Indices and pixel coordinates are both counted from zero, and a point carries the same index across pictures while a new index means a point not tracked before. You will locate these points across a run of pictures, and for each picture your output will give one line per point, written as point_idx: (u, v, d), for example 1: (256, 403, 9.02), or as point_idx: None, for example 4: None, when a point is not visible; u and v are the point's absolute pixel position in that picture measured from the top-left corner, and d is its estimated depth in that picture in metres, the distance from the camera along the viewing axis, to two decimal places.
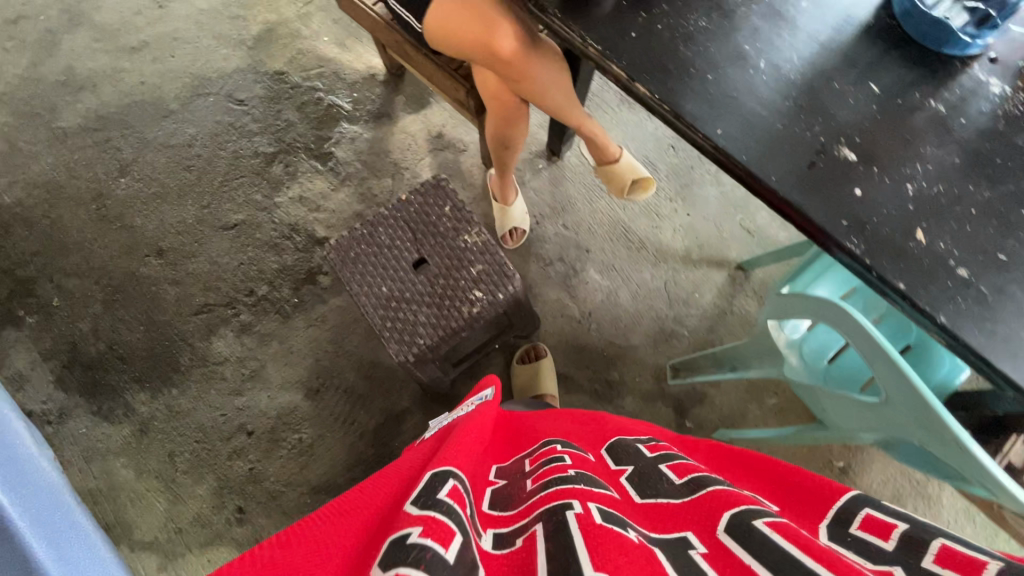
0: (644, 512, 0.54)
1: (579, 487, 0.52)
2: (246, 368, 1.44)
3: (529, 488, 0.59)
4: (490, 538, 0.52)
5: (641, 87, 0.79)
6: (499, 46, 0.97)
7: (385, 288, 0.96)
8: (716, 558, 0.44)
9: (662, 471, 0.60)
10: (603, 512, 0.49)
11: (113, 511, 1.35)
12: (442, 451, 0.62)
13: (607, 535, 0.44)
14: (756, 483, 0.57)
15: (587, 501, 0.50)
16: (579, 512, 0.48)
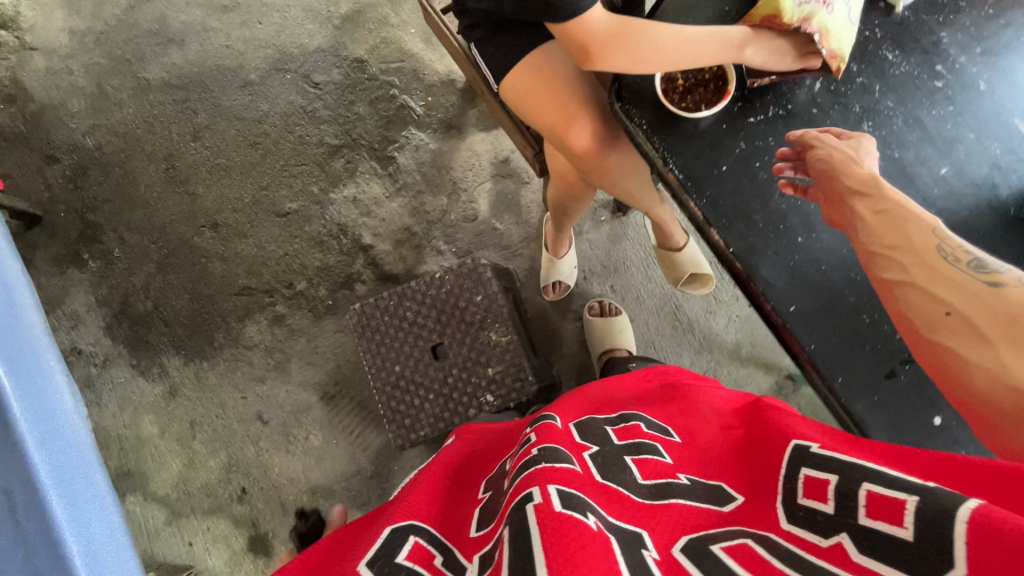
0: (603, 492, 0.57)
1: (547, 468, 0.55)
2: (272, 357, 1.49)
3: (504, 488, 0.60)
4: (474, 565, 0.53)
5: (715, 235, 0.77)
6: (572, 141, 0.89)
7: (397, 369, 0.94)
8: (670, 566, 0.49)
9: (628, 465, 0.63)
10: (561, 494, 0.52)
11: (134, 460, 1.47)
12: (409, 499, 0.64)
13: (567, 523, 0.48)
14: (723, 472, 0.62)
15: (547, 485, 0.52)
16: (539, 502, 0.50)
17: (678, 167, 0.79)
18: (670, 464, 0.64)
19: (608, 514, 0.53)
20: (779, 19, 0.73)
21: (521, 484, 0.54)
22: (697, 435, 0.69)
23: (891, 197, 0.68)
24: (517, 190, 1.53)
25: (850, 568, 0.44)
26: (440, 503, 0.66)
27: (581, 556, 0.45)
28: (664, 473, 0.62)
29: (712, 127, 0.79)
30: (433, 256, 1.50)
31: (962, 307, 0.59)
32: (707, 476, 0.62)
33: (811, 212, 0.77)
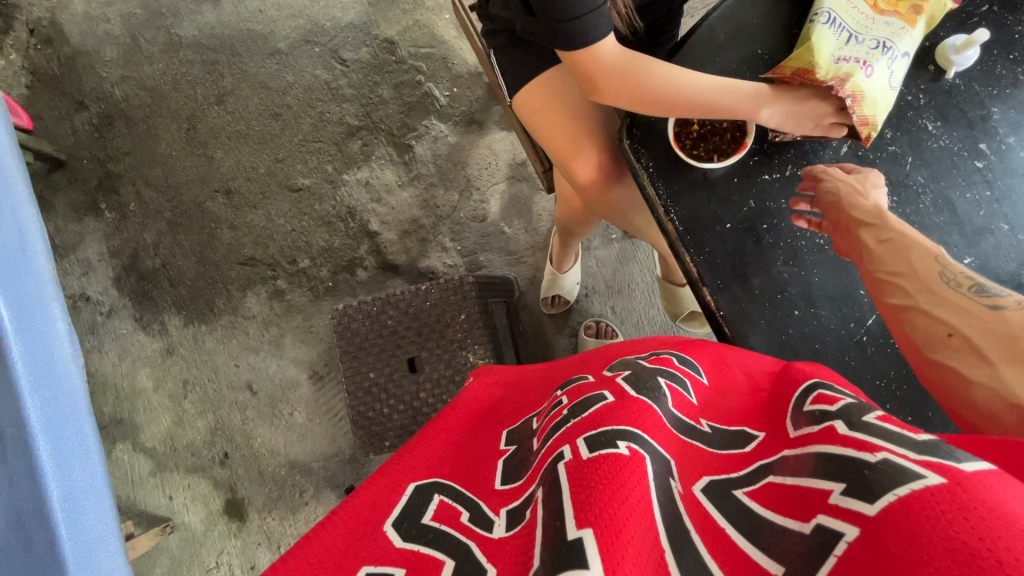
0: (630, 407, 0.52)
1: (589, 418, 0.52)
2: (268, 330, 1.51)
3: (535, 447, 0.57)
4: (502, 521, 0.49)
5: (708, 295, 0.73)
6: (576, 172, 0.86)
7: (371, 376, 0.93)
8: (696, 508, 0.45)
9: (659, 382, 0.58)
10: (601, 438, 0.48)
11: (127, 410, 1.52)
12: (430, 461, 0.60)
13: (597, 472, 0.44)
14: (747, 418, 0.57)
15: (577, 441, 0.49)
16: (568, 460, 0.47)
17: (680, 219, 0.74)
18: (695, 405, 0.59)
19: (654, 440, 0.49)
20: (812, 74, 0.70)
21: (551, 449, 0.51)
22: (727, 382, 0.63)
23: (896, 227, 0.66)
24: (530, 195, 1.50)
25: (846, 442, 0.43)
26: (467, 458, 0.62)
27: (618, 500, 0.41)
28: (688, 412, 0.57)
29: (722, 179, 0.74)
30: (437, 251, 1.49)
31: (963, 328, 0.57)
32: (730, 420, 0.57)
33: (812, 285, 0.72)
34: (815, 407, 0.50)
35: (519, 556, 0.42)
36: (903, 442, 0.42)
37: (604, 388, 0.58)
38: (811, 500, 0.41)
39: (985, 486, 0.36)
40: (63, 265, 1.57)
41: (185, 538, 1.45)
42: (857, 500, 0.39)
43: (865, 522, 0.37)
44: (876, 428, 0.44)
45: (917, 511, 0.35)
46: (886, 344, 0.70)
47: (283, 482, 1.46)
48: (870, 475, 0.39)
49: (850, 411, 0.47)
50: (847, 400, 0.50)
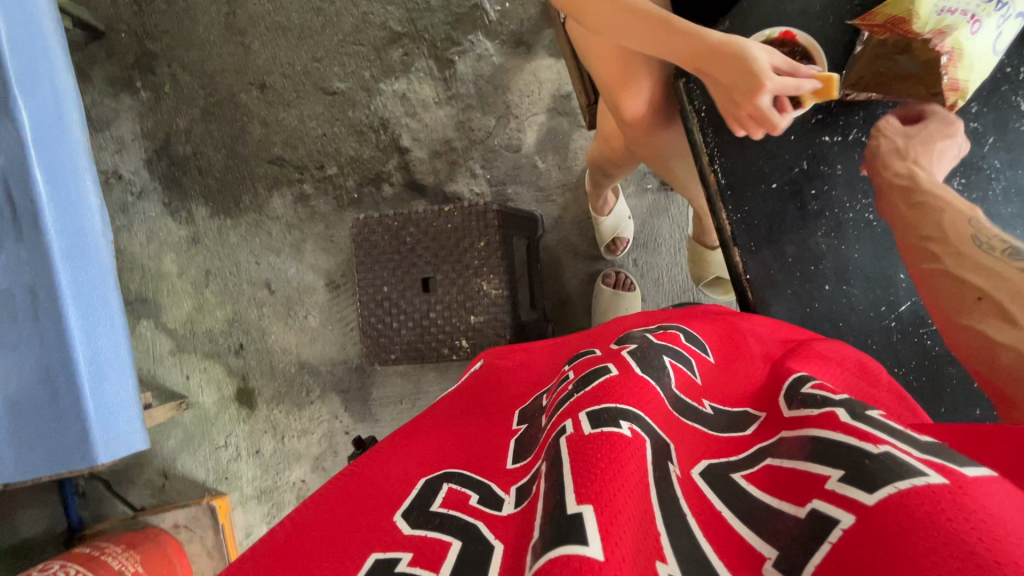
0: (629, 385, 0.51)
1: (594, 390, 0.50)
2: (290, 234, 1.53)
3: (541, 424, 0.57)
4: (511, 500, 0.49)
5: (737, 255, 0.70)
6: (624, 105, 0.79)
7: (384, 289, 0.93)
8: (694, 490, 0.44)
9: (664, 361, 0.56)
10: (603, 414, 0.47)
11: (152, 290, 1.58)
12: (441, 443, 0.60)
13: (601, 449, 0.43)
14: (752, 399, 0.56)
15: (578, 414, 0.48)
16: (570, 433, 0.46)
17: (723, 171, 0.70)
18: (700, 385, 0.57)
19: (653, 421, 0.48)
20: (907, 24, 0.61)
21: (555, 422, 0.50)
22: (736, 358, 0.61)
23: (931, 191, 0.63)
24: (568, 131, 1.44)
25: (848, 431, 0.42)
26: (474, 437, 0.62)
27: (621, 484, 0.40)
28: (689, 393, 0.55)
29: (778, 137, 0.69)
30: (465, 177, 1.46)
31: (993, 290, 0.56)
32: (732, 402, 0.55)
33: (849, 262, 0.68)
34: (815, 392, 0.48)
35: (515, 547, 0.42)
36: (904, 439, 0.40)
37: (609, 360, 0.57)
38: (809, 487, 0.40)
39: (986, 493, 0.35)
40: (97, 140, 1.58)
41: (199, 416, 1.56)
42: (854, 488, 0.38)
43: (860, 510, 0.36)
44: (878, 423, 0.43)
45: (914, 509, 0.34)
46: (912, 333, 0.67)
47: (292, 379, 1.53)
48: (871, 466, 0.38)
49: (854, 405, 0.45)
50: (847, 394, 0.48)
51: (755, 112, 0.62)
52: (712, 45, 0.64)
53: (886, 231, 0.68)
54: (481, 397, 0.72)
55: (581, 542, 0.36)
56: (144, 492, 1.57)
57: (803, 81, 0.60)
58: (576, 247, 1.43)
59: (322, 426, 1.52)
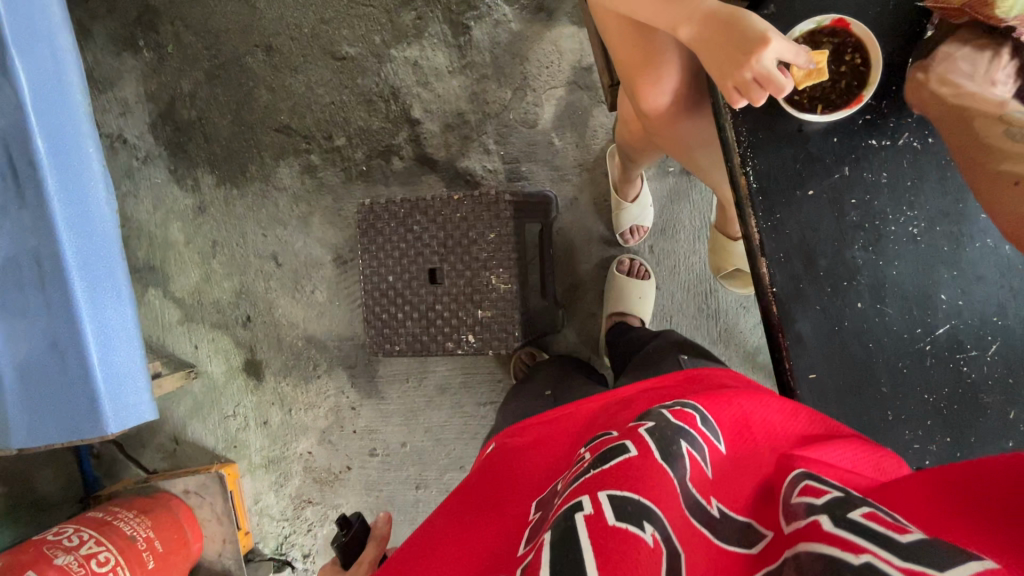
0: (641, 473, 0.48)
1: (608, 470, 0.48)
2: (297, 206, 1.49)
3: (555, 499, 0.51)
4: None
5: (763, 266, 0.65)
6: (645, 97, 0.74)
7: (389, 278, 0.90)
8: None
9: (680, 451, 0.50)
10: (613, 502, 0.45)
11: (160, 259, 1.57)
12: (451, 556, 0.52)
13: (624, 544, 0.43)
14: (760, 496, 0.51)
15: (598, 491, 0.46)
16: (588, 513, 0.45)
17: (756, 173, 0.64)
18: (710, 480, 0.50)
19: (667, 518, 0.45)
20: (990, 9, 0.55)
21: (568, 494, 0.48)
22: (744, 438, 0.54)
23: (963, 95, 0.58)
24: (588, 107, 1.36)
25: (830, 540, 0.39)
26: (480, 526, 0.55)
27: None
28: (697, 489, 0.49)
29: (819, 138, 0.63)
30: (477, 153, 1.40)
31: None
32: (738, 507, 0.50)
33: (886, 278, 0.63)
34: (801, 496, 0.45)
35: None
36: (889, 546, 0.38)
37: (627, 435, 0.52)
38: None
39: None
40: (100, 101, 1.53)
41: (207, 385, 1.58)
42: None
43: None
44: (862, 525, 0.40)
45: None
46: (947, 358, 0.63)
47: (299, 353, 1.53)
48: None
49: (835, 505, 0.42)
50: (835, 490, 0.44)
51: (758, 74, 0.56)
52: (708, 11, 0.61)
53: (930, 247, 0.63)
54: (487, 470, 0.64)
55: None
56: (157, 455, 1.61)
57: (801, 49, 0.57)
58: (590, 230, 1.38)
59: (328, 400, 1.53)
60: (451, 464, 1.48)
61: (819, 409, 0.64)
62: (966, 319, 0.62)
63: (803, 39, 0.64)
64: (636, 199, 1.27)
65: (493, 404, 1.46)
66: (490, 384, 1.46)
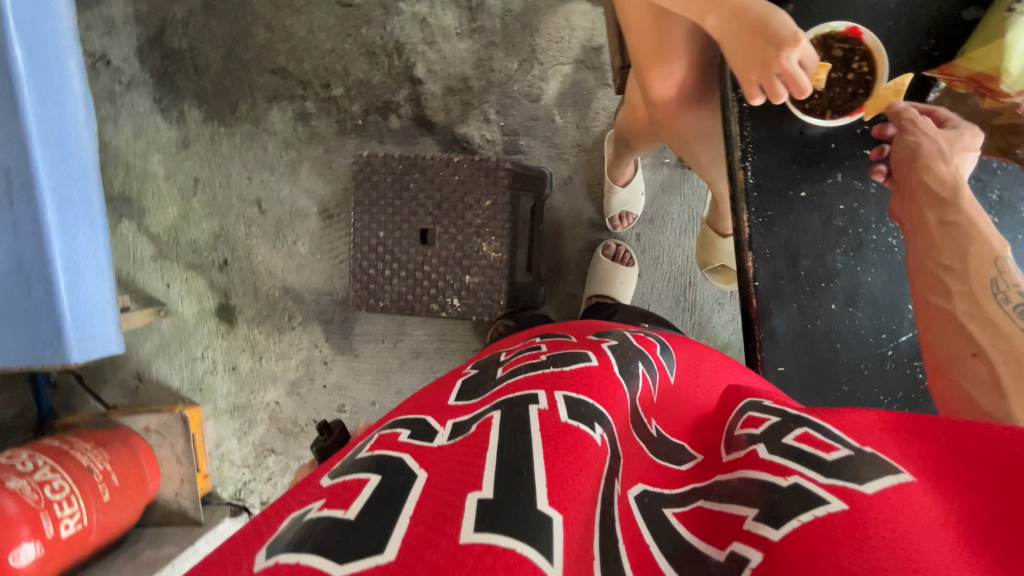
0: (593, 381, 0.61)
1: (573, 378, 0.60)
2: (286, 153, 1.46)
3: (493, 383, 0.65)
4: (444, 432, 0.55)
5: (748, 259, 0.67)
6: (652, 85, 0.73)
7: (380, 235, 0.89)
8: (627, 513, 0.51)
9: (638, 373, 0.66)
10: (566, 400, 0.56)
11: (137, 191, 1.52)
12: (409, 403, 0.67)
13: (569, 435, 0.51)
14: (692, 430, 0.66)
15: (554, 392, 0.57)
16: (542, 409, 0.55)
17: (754, 169, 0.66)
18: (654, 407, 0.67)
19: (613, 421, 0.57)
20: (994, 82, 0.61)
21: (526, 386, 0.59)
22: (683, 389, 0.73)
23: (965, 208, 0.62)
24: (593, 88, 1.35)
25: (766, 467, 0.50)
26: (428, 397, 0.68)
27: (567, 475, 0.48)
28: (642, 407, 0.64)
29: (819, 141, 0.65)
30: (477, 121, 1.39)
31: (991, 351, 0.55)
32: (674, 430, 0.65)
33: (861, 284, 0.67)
34: (744, 429, 0.57)
35: (437, 510, 0.43)
36: (815, 465, 0.49)
37: (591, 352, 0.69)
38: (730, 531, 0.47)
39: (875, 510, 0.43)
40: (85, 17, 1.45)
41: (177, 325, 1.55)
42: (765, 526, 0.45)
43: (769, 548, 0.44)
44: (793, 451, 0.51)
45: (821, 529, 0.43)
46: (906, 364, 0.67)
47: (275, 302, 1.52)
48: (781, 501, 0.46)
49: (772, 434, 0.54)
50: (772, 420, 0.57)
51: (785, 70, 0.56)
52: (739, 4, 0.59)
53: (906, 259, 0.66)
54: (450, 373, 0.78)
55: (478, 503, 0.44)
56: (117, 391, 1.59)
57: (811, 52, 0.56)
58: (580, 213, 1.39)
59: (301, 352, 1.53)
60: None
61: None
62: None
63: (817, 43, 0.65)
64: (627, 184, 1.29)
65: None
66: (464, 353, 1.48)
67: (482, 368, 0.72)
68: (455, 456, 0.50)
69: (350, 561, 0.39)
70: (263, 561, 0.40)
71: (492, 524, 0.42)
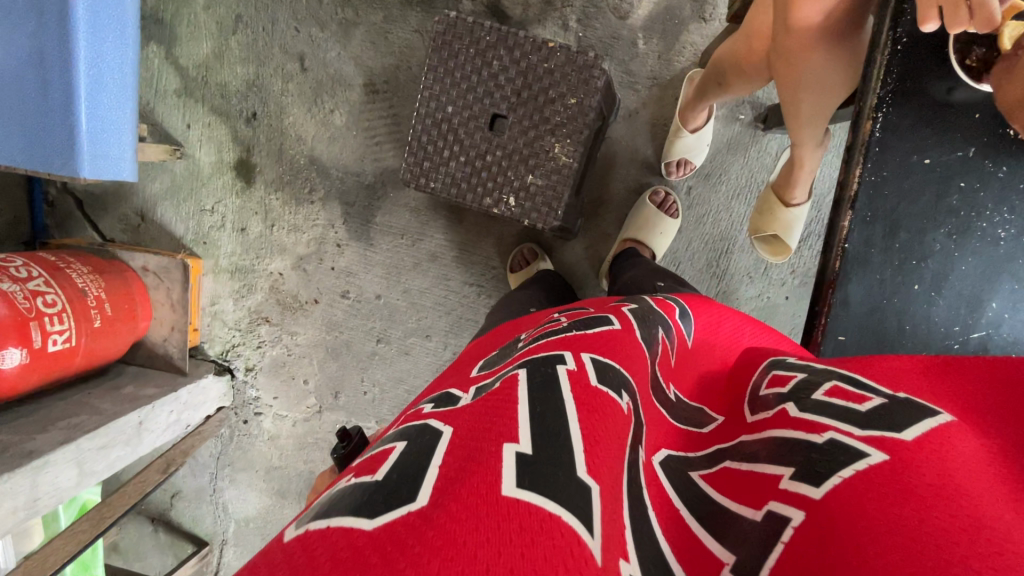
0: (609, 339, 0.56)
1: (593, 340, 0.55)
2: (343, 11, 1.35)
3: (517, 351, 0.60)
4: (468, 397, 0.51)
5: (845, 221, 0.63)
6: (795, 7, 0.66)
7: (449, 109, 0.91)
8: (655, 482, 0.48)
9: (657, 337, 0.62)
10: (594, 363, 0.50)
11: (172, 15, 1.40)
12: (436, 384, 0.63)
13: (596, 396, 0.46)
14: (714, 398, 0.63)
15: (580, 353, 0.52)
16: (570, 368, 0.49)
17: (883, 122, 0.61)
18: (672, 373, 0.62)
19: (637, 389, 0.52)
20: None
21: (551, 345, 0.54)
22: (707, 356, 0.69)
23: None
24: (685, 18, 1.25)
25: (799, 425, 0.48)
26: (453, 376, 0.64)
27: (600, 441, 0.42)
28: (661, 373, 0.60)
29: (961, 109, 0.60)
30: (554, 25, 1.28)
31: None
32: (691, 396, 0.62)
33: (952, 271, 0.63)
34: (770, 389, 0.54)
35: (465, 458, 0.39)
36: (849, 417, 0.46)
37: (611, 315, 0.63)
38: (766, 490, 0.45)
39: (920, 457, 0.41)
40: None
41: (190, 170, 1.47)
42: (805, 484, 0.43)
43: (811, 507, 0.41)
44: (824, 406, 0.48)
45: (866, 486, 0.40)
46: None
47: (298, 171, 1.44)
48: (820, 459, 0.44)
49: (801, 391, 0.51)
50: (800, 376, 0.54)
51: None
52: None
53: (1007, 255, 0.63)
54: (475, 351, 0.75)
55: (515, 456, 0.39)
56: (116, 225, 1.52)
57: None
58: (637, 151, 1.32)
59: (314, 229, 1.46)
60: (417, 330, 1.46)
61: None
62: (1002, 332, 0.64)
63: None
64: (695, 131, 1.22)
65: (478, 288, 1.43)
66: (482, 268, 1.43)
67: (505, 346, 0.67)
68: (482, 410, 0.45)
69: (381, 514, 0.35)
70: (293, 530, 0.37)
71: (534, 483, 0.37)
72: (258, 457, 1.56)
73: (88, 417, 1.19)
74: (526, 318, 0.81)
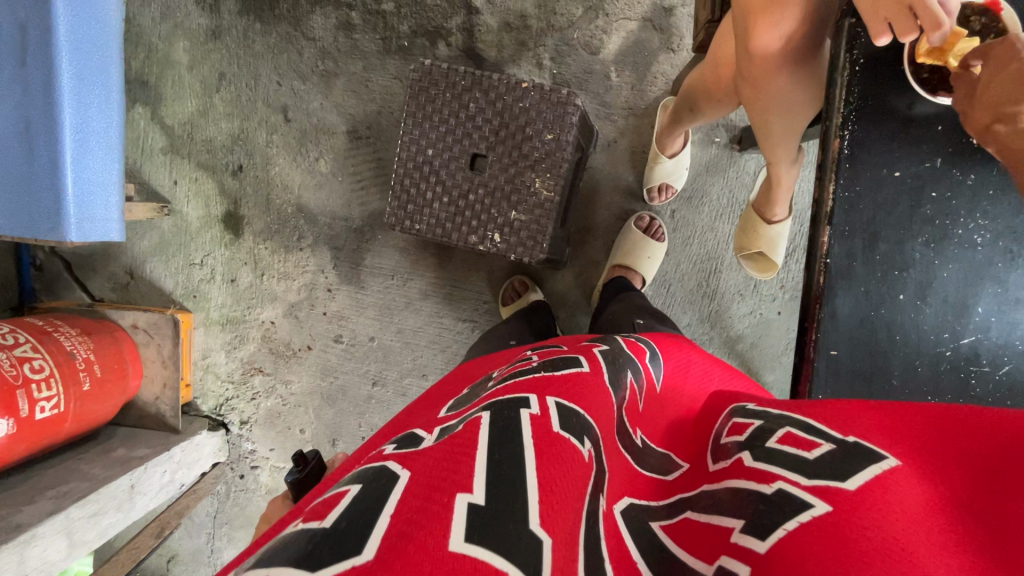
0: (573, 381, 0.55)
1: (558, 381, 0.54)
2: (323, 63, 1.39)
3: (484, 392, 0.59)
4: (431, 436, 0.50)
5: (823, 238, 0.64)
6: (755, 36, 0.68)
7: (429, 152, 0.93)
8: (614, 531, 0.46)
9: (625, 378, 0.61)
10: (557, 408, 0.49)
11: (156, 77, 1.44)
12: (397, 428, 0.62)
13: (556, 442, 0.45)
14: (682, 444, 0.62)
15: (544, 396, 0.51)
16: (534, 413, 0.48)
17: (851, 138, 0.63)
18: (640, 416, 0.61)
19: (601, 435, 0.51)
20: None
21: (516, 388, 0.53)
22: (677, 399, 0.68)
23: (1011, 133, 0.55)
24: (655, 50, 1.30)
25: (750, 473, 0.47)
26: (418, 418, 0.62)
27: (556, 489, 0.41)
28: (628, 417, 0.59)
29: (925, 121, 0.62)
30: (529, 64, 1.32)
31: None
32: (658, 442, 0.61)
33: (934, 279, 0.64)
34: (730, 438, 0.53)
35: (415, 510, 0.37)
36: (798, 466, 0.46)
37: (581, 355, 0.62)
38: (718, 543, 0.43)
39: (861, 509, 0.40)
40: None
41: (178, 225, 1.47)
42: (751, 536, 0.41)
43: (755, 560, 0.39)
44: (777, 454, 0.48)
45: (808, 538, 0.39)
46: (961, 368, 0.65)
47: (286, 220, 1.45)
48: (767, 510, 0.43)
49: (756, 438, 0.50)
50: (758, 422, 0.53)
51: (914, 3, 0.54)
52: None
53: (986, 259, 0.64)
54: (444, 390, 0.74)
55: (467, 508, 0.38)
56: (106, 284, 1.51)
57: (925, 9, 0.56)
58: (618, 178, 1.35)
59: (305, 275, 1.46)
60: (413, 370, 1.44)
61: (828, 384, 0.65)
62: (991, 336, 0.64)
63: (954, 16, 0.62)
64: (673, 156, 1.25)
65: (471, 323, 1.42)
66: (474, 303, 1.42)
67: (475, 386, 0.65)
68: (442, 456, 0.43)
69: (323, 569, 0.32)
70: None
71: (483, 537, 0.35)
72: (255, 513, 1.51)
73: (78, 484, 1.16)
74: (492, 357, 0.81)
